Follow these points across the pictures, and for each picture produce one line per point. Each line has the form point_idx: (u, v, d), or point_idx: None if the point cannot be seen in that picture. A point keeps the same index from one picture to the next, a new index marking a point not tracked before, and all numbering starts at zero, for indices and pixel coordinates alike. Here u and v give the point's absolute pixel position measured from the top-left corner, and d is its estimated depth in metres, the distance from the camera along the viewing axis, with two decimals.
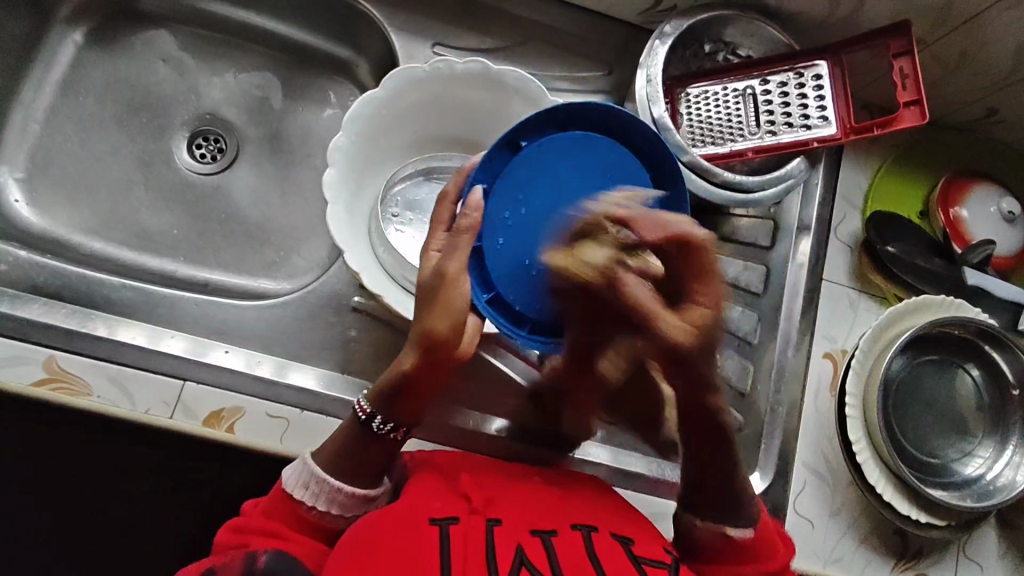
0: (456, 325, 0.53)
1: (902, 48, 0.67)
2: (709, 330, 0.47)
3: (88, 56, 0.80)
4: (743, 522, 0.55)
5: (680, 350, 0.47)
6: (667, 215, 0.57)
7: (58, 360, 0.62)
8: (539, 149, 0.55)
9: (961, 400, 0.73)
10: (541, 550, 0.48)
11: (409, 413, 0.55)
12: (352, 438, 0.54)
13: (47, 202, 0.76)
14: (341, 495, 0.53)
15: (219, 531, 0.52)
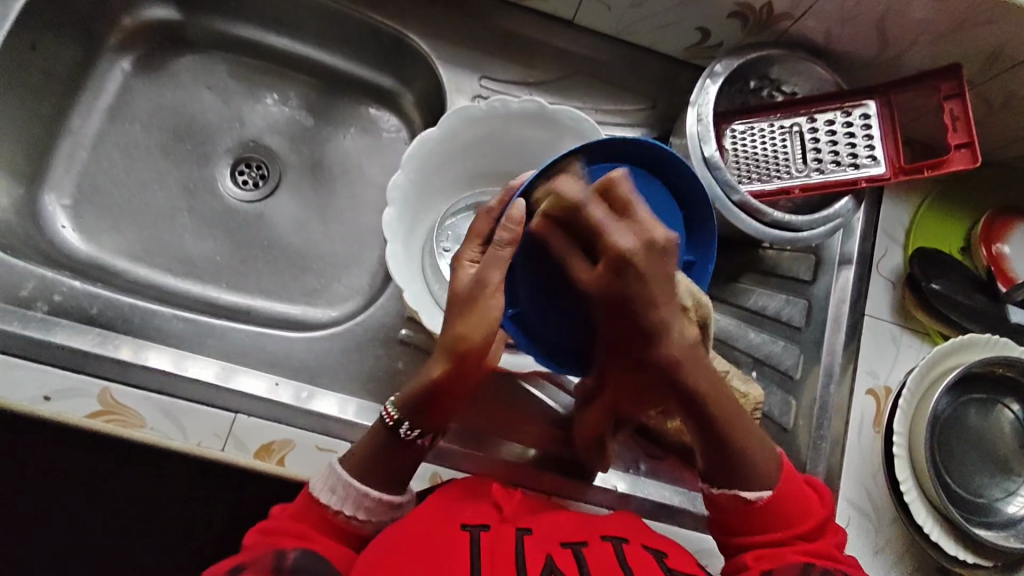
0: (491, 334, 0.49)
1: (953, 90, 0.68)
2: (652, 263, 0.40)
3: (135, 85, 0.81)
4: (758, 484, 0.54)
5: (614, 295, 0.42)
6: (693, 260, 0.56)
7: (112, 393, 0.62)
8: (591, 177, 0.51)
9: (1003, 438, 0.73)
10: (571, 559, 0.47)
11: (435, 422, 0.54)
12: (381, 444, 0.54)
13: (93, 229, 0.76)
14: (369, 500, 0.52)
15: (246, 534, 0.51)
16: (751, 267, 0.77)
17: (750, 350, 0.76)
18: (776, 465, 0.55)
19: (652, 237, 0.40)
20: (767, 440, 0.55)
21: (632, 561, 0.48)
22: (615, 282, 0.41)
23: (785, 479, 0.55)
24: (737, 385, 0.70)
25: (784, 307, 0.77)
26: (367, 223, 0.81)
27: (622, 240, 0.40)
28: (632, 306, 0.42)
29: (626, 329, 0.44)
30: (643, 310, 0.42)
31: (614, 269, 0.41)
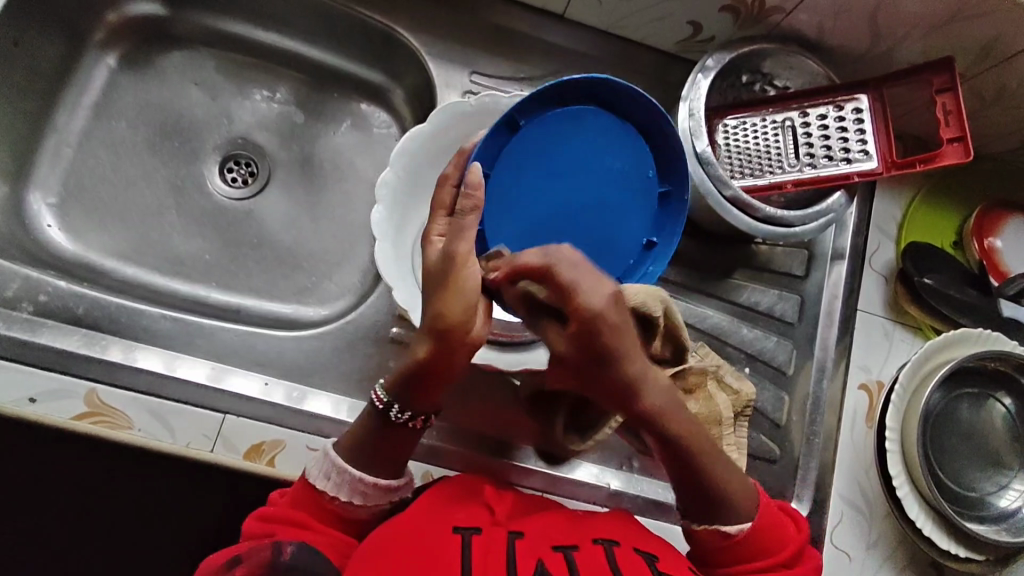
0: (471, 306, 0.47)
1: (945, 84, 0.67)
2: (617, 311, 0.43)
3: (121, 81, 0.80)
4: (738, 519, 0.53)
5: (586, 348, 0.44)
6: (669, 190, 0.60)
7: (99, 394, 0.62)
8: (537, 130, 0.55)
9: (996, 433, 0.73)
10: (562, 564, 0.46)
11: (426, 403, 0.51)
12: (369, 428, 0.52)
13: (80, 228, 0.75)
14: (362, 485, 0.51)
15: (246, 520, 0.51)
16: (745, 262, 0.77)
17: (743, 346, 0.75)
18: (752, 497, 0.54)
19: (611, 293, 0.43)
20: (739, 467, 0.55)
21: (622, 563, 0.48)
22: (580, 339, 0.43)
23: (763, 511, 0.55)
24: (728, 381, 0.70)
25: (777, 303, 0.76)
26: (358, 221, 0.80)
27: (592, 298, 0.42)
28: (603, 357, 0.44)
29: (600, 377, 0.46)
30: (612, 361, 0.45)
31: (582, 327, 0.43)
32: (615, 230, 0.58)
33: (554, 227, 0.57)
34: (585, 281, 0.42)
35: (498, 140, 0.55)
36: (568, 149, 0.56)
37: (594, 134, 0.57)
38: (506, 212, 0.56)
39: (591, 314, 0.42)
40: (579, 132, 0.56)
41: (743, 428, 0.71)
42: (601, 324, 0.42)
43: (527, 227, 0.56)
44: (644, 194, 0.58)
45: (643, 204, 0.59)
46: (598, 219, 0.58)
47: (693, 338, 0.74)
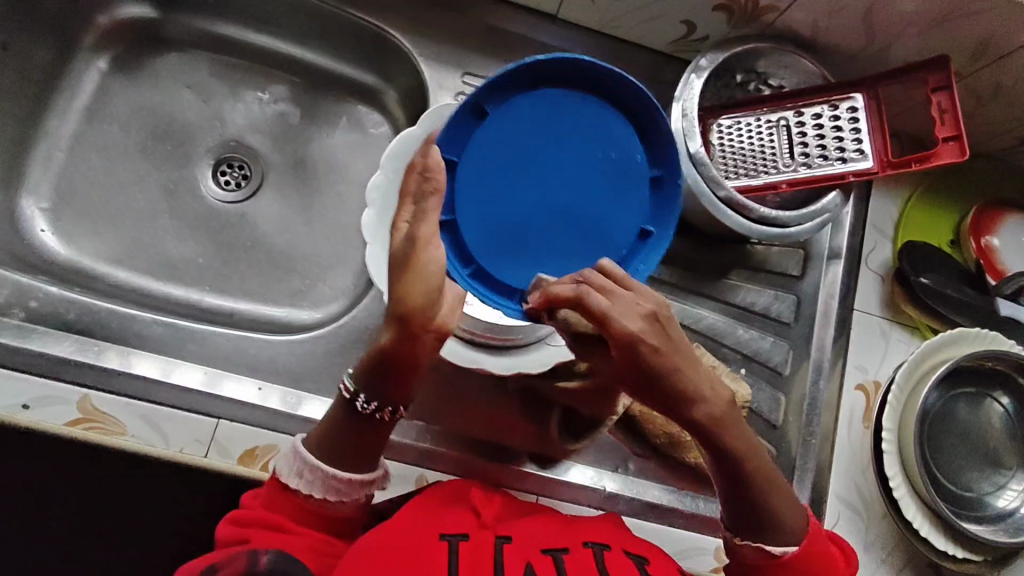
0: (432, 291, 0.47)
1: (941, 82, 0.67)
2: (659, 331, 0.45)
3: (112, 84, 0.79)
4: (786, 539, 0.52)
5: (635, 375, 0.46)
6: (660, 174, 0.59)
7: (91, 399, 0.62)
8: (504, 117, 0.57)
9: (993, 433, 0.73)
10: (550, 568, 0.46)
11: (396, 393, 0.50)
12: (340, 422, 0.51)
13: (72, 232, 0.75)
14: (335, 481, 0.50)
15: (218, 526, 0.51)
16: (741, 263, 0.76)
17: (738, 347, 0.75)
18: (801, 519, 0.53)
19: (644, 310, 0.45)
20: (789, 492, 0.53)
21: (611, 567, 0.48)
22: (625, 362, 0.45)
23: (809, 532, 0.53)
24: (723, 381, 0.70)
25: (773, 304, 0.76)
26: (352, 223, 0.80)
27: (628, 320, 0.44)
28: (655, 381, 0.45)
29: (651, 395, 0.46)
30: (670, 381, 0.45)
31: (623, 346, 0.45)
32: (598, 215, 0.59)
33: (529, 215, 0.58)
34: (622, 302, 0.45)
35: (465, 127, 0.57)
36: (539, 135, 0.58)
37: (565, 119, 0.58)
38: (478, 200, 0.57)
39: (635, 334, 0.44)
40: (548, 117, 0.58)
41: None
42: (642, 343, 0.44)
43: (501, 214, 0.57)
44: (623, 177, 0.59)
45: (630, 186, 0.59)
46: (575, 209, 0.58)
47: (688, 339, 0.74)
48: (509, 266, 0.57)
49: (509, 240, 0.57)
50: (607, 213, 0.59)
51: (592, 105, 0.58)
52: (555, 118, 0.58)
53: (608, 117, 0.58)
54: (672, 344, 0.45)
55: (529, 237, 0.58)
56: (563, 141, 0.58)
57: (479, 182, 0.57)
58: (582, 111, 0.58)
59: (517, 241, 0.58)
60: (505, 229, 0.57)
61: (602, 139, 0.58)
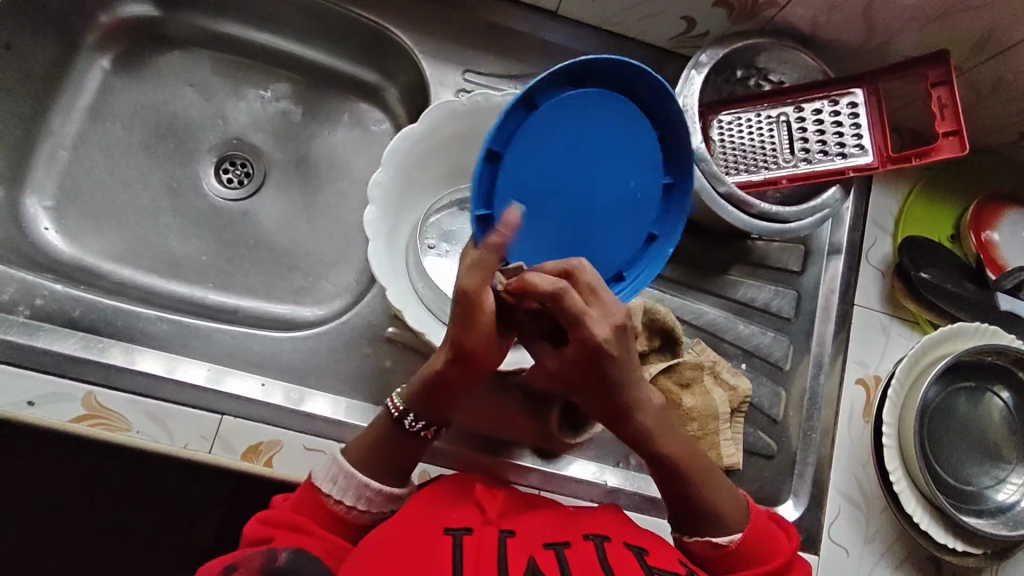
0: (491, 336, 0.49)
1: (941, 77, 0.67)
2: (620, 337, 0.47)
3: (115, 83, 0.80)
4: (727, 528, 0.53)
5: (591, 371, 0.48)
6: (672, 181, 0.62)
7: (97, 396, 0.62)
8: (553, 113, 0.54)
9: (993, 427, 0.73)
10: (553, 562, 0.47)
11: (437, 413, 0.54)
12: (383, 433, 0.54)
13: (76, 230, 0.75)
14: (369, 491, 0.53)
15: (247, 524, 0.51)
16: (742, 258, 0.76)
17: (739, 342, 0.75)
18: (744, 507, 0.55)
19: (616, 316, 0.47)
20: (733, 487, 0.56)
21: (613, 560, 0.48)
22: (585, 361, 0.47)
23: (752, 520, 0.55)
24: (724, 376, 0.70)
25: (774, 299, 0.76)
26: (354, 220, 0.80)
27: (598, 327, 0.46)
28: (603, 380, 0.48)
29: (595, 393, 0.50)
30: (616, 385, 0.49)
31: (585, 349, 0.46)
32: (615, 215, 0.59)
33: (551, 216, 0.57)
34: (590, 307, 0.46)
35: (513, 118, 0.53)
36: (578, 136, 0.56)
37: (607, 124, 0.56)
38: (511, 198, 0.55)
39: (599, 340, 0.46)
40: (590, 121, 0.56)
41: (739, 424, 0.71)
42: (601, 348, 0.46)
43: (529, 214, 0.56)
44: (643, 192, 0.59)
45: (648, 188, 0.60)
46: (598, 216, 0.58)
47: (689, 335, 0.74)
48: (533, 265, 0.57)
49: (533, 237, 0.57)
50: (622, 214, 0.59)
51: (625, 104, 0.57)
52: (596, 122, 0.56)
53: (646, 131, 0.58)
54: (625, 347, 0.47)
55: (551, 238, 0.57)
56: (599, 147, 0.57)
57: (516, 182, 0.55)
58: (624, 121, 0.57)
59: (539, 241, 0.57)
60: (533, 228, 0.56)
61: (634, 152, 0.58)
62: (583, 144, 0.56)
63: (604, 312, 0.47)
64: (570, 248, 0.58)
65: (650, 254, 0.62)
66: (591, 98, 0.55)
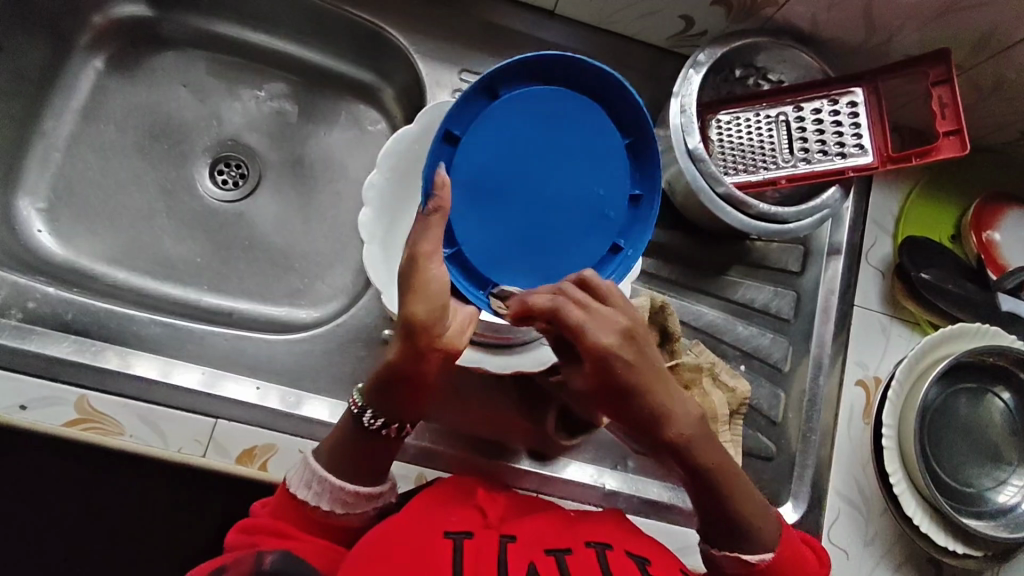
0: (438, 311, 0.47)
1: (941, 76, 0.66)
2: (634, 344, 0.45)
3: (109, 83, 0.79)
4: (760, 546, 0.53)
5: (607, 387, 0.46)
6: (641, 193, 0.59)
7: (89, 400, 0.61)
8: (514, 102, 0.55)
9: (995, 428, 0.73)
10: (554, 569, 0.46)
11: (400, 410, 0.51)
12: (347, 435, 0.52)
13: (69, 232, 0.75)
14: (343, 493, 0.51)
15: (228, 533, 0.51)
16: (741, 259, 0.76)
17: (738, 343, 0.74)
18: (777, 523, 0.55)
19: (621, 325, 0.45)
20: (761, 495, 0.54)
21: (614, 567, 0.48)
22: (598, 374, 0.45)
23: (783, 537, 0.55)
24: (723, 378, 0.70)
25: (773, 300, 0.75)
26: (350, 221, 0.80)
27: (603, 335, 0.44)
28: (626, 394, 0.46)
29: (625, 411, 0.47)
30: (635, 396, 0.46)
31: (597, 362, 0.45)
32: (577, 216, 0.57)
33: (512, 208, 0.56)
34: (595, 317, 0.45)
35: (472, 104, 0.55)
36: (542, 132, 0.56)
37: (573, 122, 0.56)
38: (466, 181, 0.55)
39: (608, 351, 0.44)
40: (556, 113, 0.56)
41: (738, 426, 0.71)
42: (613, 358, 0.44)
43: (488, 203, 0.56)
44: (612, 202, 0.57)
45: (615, 191, 0.58)
46: (562, 216, 0.57)
47: (687, 336, 0.74)
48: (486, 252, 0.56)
49: (492, 225, 0.56)
50: (583, 216, 0.57)
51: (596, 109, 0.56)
52: (564, 119, 0.56)
53: (614, 133, 0.57)
54: (644, 354, 0.46)
55: (510, 235, 0.56)
56: (569, 148, 0.57)
57: (474, 169, 0.55)
58: (593, 119, 0.56)
59: (499, 234, 0.56)
60: (494, 218, 0.56)
61: (605, 157, 0.57)
62: (551, 140, 0.56)
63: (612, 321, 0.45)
64: (530, 241, 0.57)
65: (613, 263, 0.59)
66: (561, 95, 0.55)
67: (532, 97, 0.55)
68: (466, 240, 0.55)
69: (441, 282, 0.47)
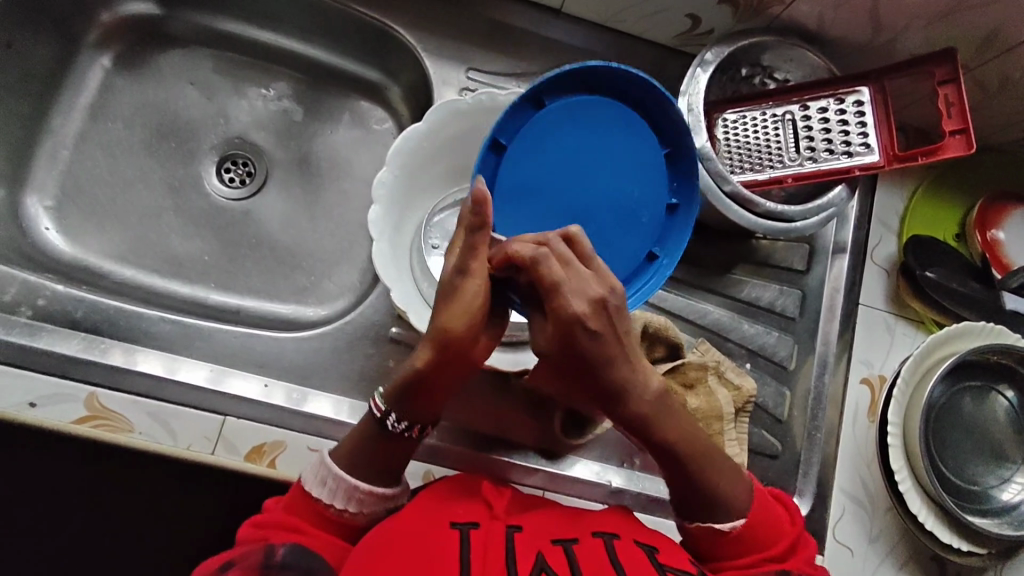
0: (473, 326, 0.49)
1: (947, 75, 0.67)
2: (604, 314, 0.47)
3: (116, 81, 0.79)
4: (732, 514, 0.54)
5: (572, 352, 0.48)
6: (677, 202, 0.60)
7: (99, 398, 0.62)
8: (558, 110, 0.56)
9: (999, 427, 0.73)
10: (562, 558, 0.47)
11: (426, 413, 0.52)
12: (367, 435, 0.52)
13: (77, 230, 0.75)
14: (358, 492, 0.51)
15: (240, 526, 0.51)
16: (747, 257, 0.76)
17: (743, 342, 0.75)
18: (744, 491, 0.55)
19: (598, 294, 0.47)
20: (727, 463, 0.55)
21: (621, 556, 0.48)
22: (564, 335, 0.47)
23: (756, 499, 0.55)
24: (729, 376, 0.70)
25: (778, 298, 0.76)
26: (357, 219, 0.80)
27: (575, 301, 0.46)
28: (590, 361, 0.48)
29: (589, 382, 0.50)
30: (598, 364, 0.48)
31: (564, 325, 0.46)
32: (611, 223, 0.59)
33: (550, 217, 0.58)
34: (571, 283, 0.46)
35: (519, 112, 0.56)
36: (585, 138, 0.57)
37: (613, 128, 0.58)
38: (510, 186, 0.56)
39: (578, 314, 0.46)
40: (599, 120, 0.57)
41: (744, 424, 0.70)
42: (581, 326, 0.46)
43: (527, 207, 0.57)
44: (645, 208, 0.59)
45: (650, 199, 0.59)
46: (599, 220, 0.58)
47: (693, 334, 0.74)
48: None
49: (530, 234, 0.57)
50: (619, 222, 0.59)
51: (633, 120, 0.58)
52: (605, 126, 0.57)
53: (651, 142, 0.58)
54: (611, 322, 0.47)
55: None
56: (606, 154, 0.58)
57: (516, 178, 0.57)
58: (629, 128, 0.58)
59: None
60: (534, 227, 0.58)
61: (643, 165, 0.59)
62: (591, 146, 0.58)
63: (587, 286, 0.47)
64: None
65: (652, 274, 0.59)
66: (602, 103, 0.57)
67: (575, 105, 0.56)
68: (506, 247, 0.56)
69: (478, 297, 0.49)
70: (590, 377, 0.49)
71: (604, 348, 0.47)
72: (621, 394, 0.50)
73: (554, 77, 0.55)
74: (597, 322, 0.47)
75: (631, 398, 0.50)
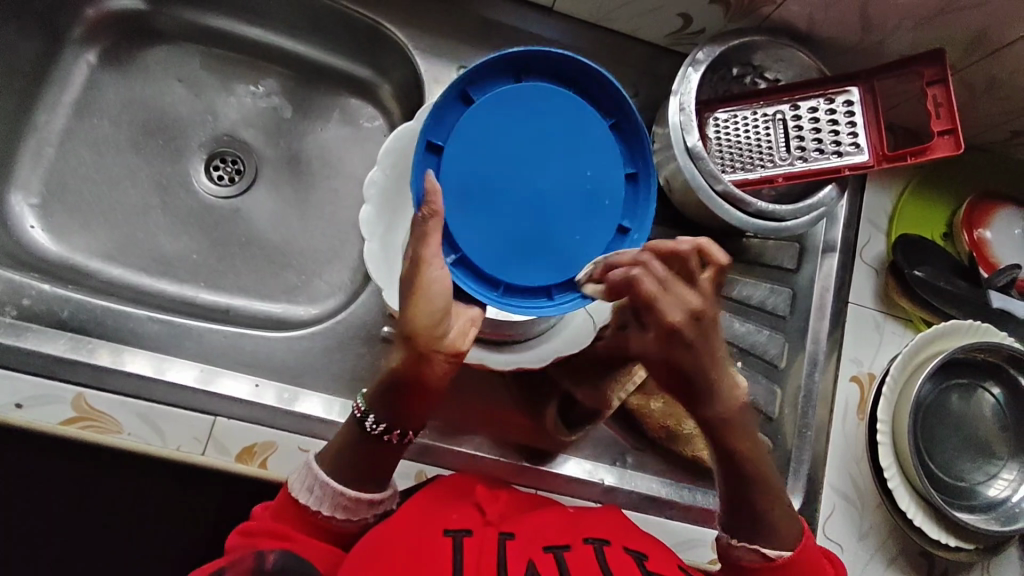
0: (438, 315, 0.49)
1: (935, 76, 0.67)
2: (700, 330, 0.51)
3: (102, 77, 0.78)
4: (779, 543, 0.55)
5: (667, 356, 0.53)
6: (636, 171, 0.57)
7: (86, 398, 0.61)
8: (486, 103, 0.54)
9: (985, 424, 0.74)
10: (553, 566, 0.46)
11: (406, 414, 0.52)
12: (350, 442, 0.52)
13: (62, 228, 0.74)
14: (343, 499, 0.51)
15: (230, 535, 0.51)
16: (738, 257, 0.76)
17: (734, 340, 0.75)
18: (795, 527, 0.56)
19: (694, 306, 0.50)
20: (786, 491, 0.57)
21: (612, 562, 0.48)
22: (664, 341, 0.52)
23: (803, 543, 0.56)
24: None
25: (769, 297, 0.76)
26: (348, 218, 0.79)
27: (672, 313, 0.50)
28: (683, 368, 0.53)
29: (680, 387, 0.55)
30: (693, 369, 0.53)
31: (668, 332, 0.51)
32: (571, 204, 0.55)
33: (507, 213, 0.55)
34: (670, 295, 0.50)
35: (450, 112, 0.55)
36: (527, 126, 0.55)
37: (557, 112, 0.55)
38: (456, 186, 0.54)
39: (686, 327, 0.50)
40: (535, 106, 0.55)
41: None
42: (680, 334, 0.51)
43: (479, 202, 0.54)
44: (603, 184, 0.56)
45: (610, 175, 0.56)
46: (557, 203, 0.55)
47: None
48: (494, 261, 0.54)
49: (495, 232, 0.54)
50: (579, 203, 0.56)
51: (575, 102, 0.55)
52: (546, 110, 0.55)
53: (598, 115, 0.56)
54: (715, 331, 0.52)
55: (513, 237, 0.55)
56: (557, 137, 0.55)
57: (465, 174, 0.54)
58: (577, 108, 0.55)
59: (504, 237, 0.55)
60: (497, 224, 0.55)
61: (594, 143, 0.56)
62: (535, 131, 0.55)
63: (687, 299, 0.50)
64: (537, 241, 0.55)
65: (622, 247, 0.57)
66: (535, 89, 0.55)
67: (506, 94, 0.54)
68: (465, 245, 0.54)
69: (440, 285, 0.48)
70: (683, 381, 0.55)
71: (704, 358, 0.52)
72: (701, 403, 0.55)
73: (477, 70, 0.55)
74: (696, 332, 0.51)
75: (709, 406, 0.55)
